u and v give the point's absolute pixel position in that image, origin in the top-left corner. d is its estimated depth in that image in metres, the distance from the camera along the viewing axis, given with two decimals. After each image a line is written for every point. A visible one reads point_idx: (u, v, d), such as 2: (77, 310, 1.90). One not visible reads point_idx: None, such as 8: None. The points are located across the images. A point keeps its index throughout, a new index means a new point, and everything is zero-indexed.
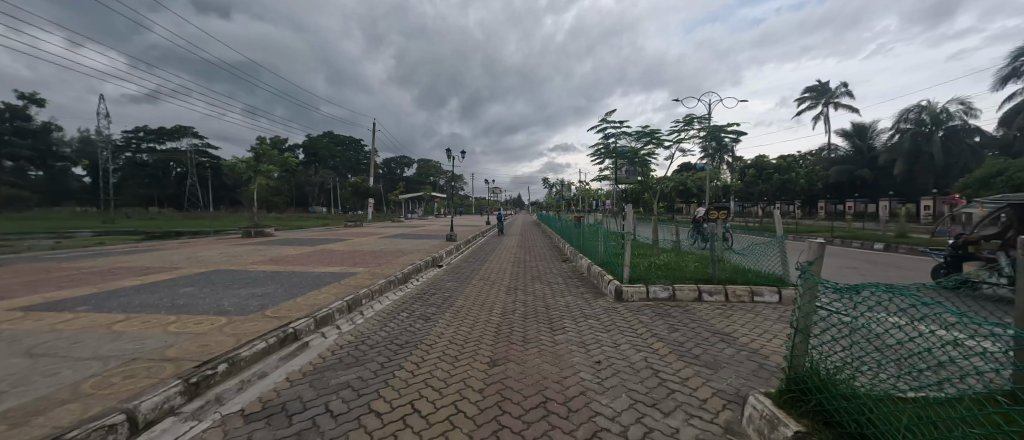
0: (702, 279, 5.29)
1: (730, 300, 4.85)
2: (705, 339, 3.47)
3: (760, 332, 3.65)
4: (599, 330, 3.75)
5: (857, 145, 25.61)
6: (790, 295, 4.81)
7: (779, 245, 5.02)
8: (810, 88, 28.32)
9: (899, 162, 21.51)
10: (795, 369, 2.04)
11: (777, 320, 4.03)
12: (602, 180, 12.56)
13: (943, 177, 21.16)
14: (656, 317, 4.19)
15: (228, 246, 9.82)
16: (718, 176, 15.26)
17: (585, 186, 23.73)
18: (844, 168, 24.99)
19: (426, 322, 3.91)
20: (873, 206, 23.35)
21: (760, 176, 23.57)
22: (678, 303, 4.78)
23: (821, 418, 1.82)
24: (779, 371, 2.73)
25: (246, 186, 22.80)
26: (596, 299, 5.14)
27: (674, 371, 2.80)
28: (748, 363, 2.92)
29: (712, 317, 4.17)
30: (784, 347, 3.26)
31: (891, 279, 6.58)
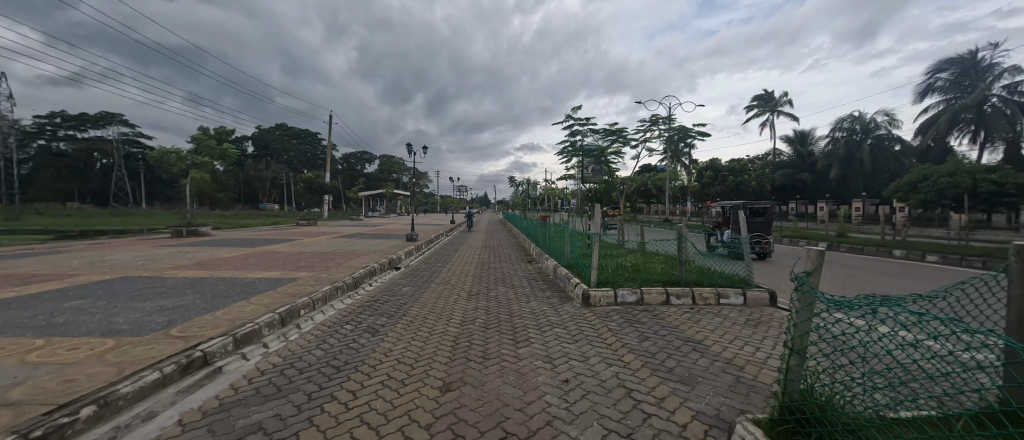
0: (669, 282, 5.15)
1: (698, 303, 4.74)
2: (677, 349, 3.27)
3: (730, 338, 3.50)
4: (565, 340, 3.45)
5: (798, 151, 27.35)
6: (753, 296, 4.76)
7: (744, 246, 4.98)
8: (756, 96, 30.00)
9: (836, 167, 23.23)
10: (789, 395, 1.89)
11: (746, 325, 3.92)
12: (568, 179, 12.43)
13: (869, 181, 22.78)
14: (625, 323, 3.97)
15: (152, 248, 8.69)
16: (677, 177, 15.62)
17: (550, 185, 23.73)
18: (788, 172, 26.72)
19: (374, 336, 3.43)
20: (814, 208, 25.09)
21: (715, 179, 25.02)
22: (646, 307, 4.60)
23: None
24: (758, 386, 2.54)
25: (182, 180, 20.76)
26: (562, 304, 4.85)
27: (648, 390, 2.54)
28: (725, 376, 2.72)
29: (680, 323, 3.99)
30: (756, 355, 3.11)
31: (841, 279, 6.84)
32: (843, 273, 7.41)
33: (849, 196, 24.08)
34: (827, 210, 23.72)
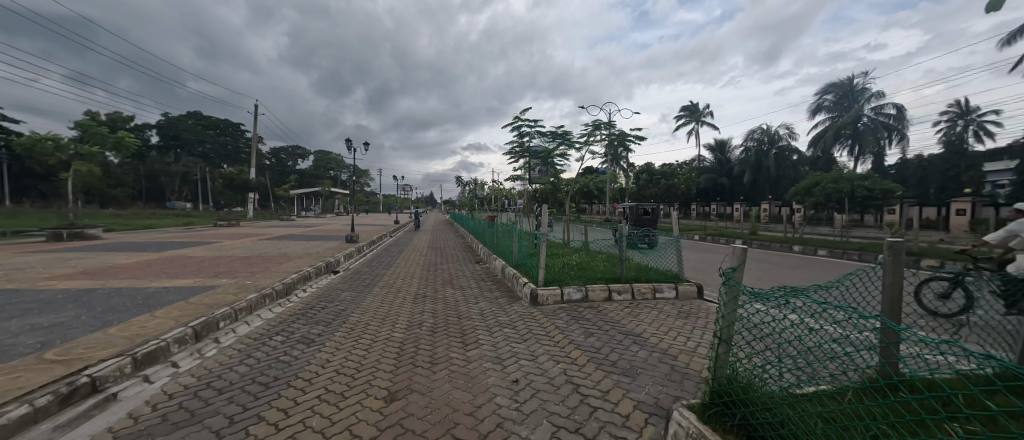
0: (611, 279, 5.39)
1: (636, 298, 5.01)
2: (620, 343, 3.40)
3: (667, 330, 3.73)
4: (514, 340, 3.44)
5: (719, 158, 30.25)
6: (684, 289, 5.13)
7: (677, 244, 5.37)
8: (684, 106, 32.70)
9: (749, 173, 26.11)
10: (718, 380, 2.07)
11: (679, 317, 4.22)
12: (514, 179, 12.54)
13: (776, 185, 25.83)
14: (572, 320, 4.05)
15: (19, 255, 7.23)
16: (617, 179, 16.49)
17: (495, 185, 23.82)
18: (710, 177, 29.51)
19: (308, 347, 3.15)
20: (731, 209, 27.98)
21: (649, 181, 26.95)
22: (591, 304, 4.75)
23: (745, 432, 1.85)
24: (690, 374, 2.73)
25: (64, 174, 17.66)
26: (510, 304, 4.85)
27: (594, 384, 2.60)
28: (662, 366, 2.89)
29: (621, 318, 4.17)
30: (688, 344, 3.35)
31: (755, 273, 7.68)
32: (757, 267, 8.33)
33: (759, 198, 27.14)
34: (742, 211, 26.59)
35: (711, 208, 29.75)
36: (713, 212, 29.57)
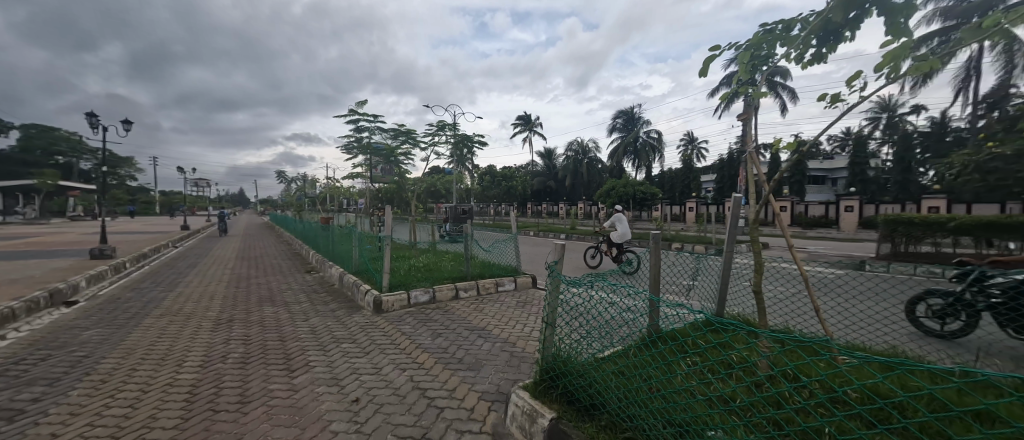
0: (458, 277, 5.53)
1: (481, 293, 5.28)
2: (466, 339, 3.53)
3: (508, 321, 4.07)
4: (354, 355, 3.16)
5: (548, 164, 34.66)
6: (522, 281, 5.72)
7: (515, 241, 5.93)
8: (519, 116, 36.11)
9: (571, 177, 30.80)
10: (546, 358, 2.46)
11: (518, 306, 4.67)
12: (353, 177, 11.51)
13: (589, 188, 31.28)
14: (420, 324, 3.99)
15: None
16: (462, 180, 17.04)
17: (330, 183, 21.33)
18: (542, 180, 33.55)
19: (21, 423, 2.16)
20: (558, 208, 32.48)
21: (492, 183, 29.20)
22: (438, 305, 4.77)
23: (566, 398, 2.27)
24: (526, 357, 3.06)
25: None
26: (350, 315, 4.45)
27: (441, 385, 2.63)
28: (503, 354, 3.14)
29: (468, 314, 4.33)
30: (525, 330, 3.75)
31: (576, 261, 9.15)
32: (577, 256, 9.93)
33: (578, 199, 32.36)
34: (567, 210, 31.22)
35: (543, 207, 33.87)
36: (545, 210, 33.73)
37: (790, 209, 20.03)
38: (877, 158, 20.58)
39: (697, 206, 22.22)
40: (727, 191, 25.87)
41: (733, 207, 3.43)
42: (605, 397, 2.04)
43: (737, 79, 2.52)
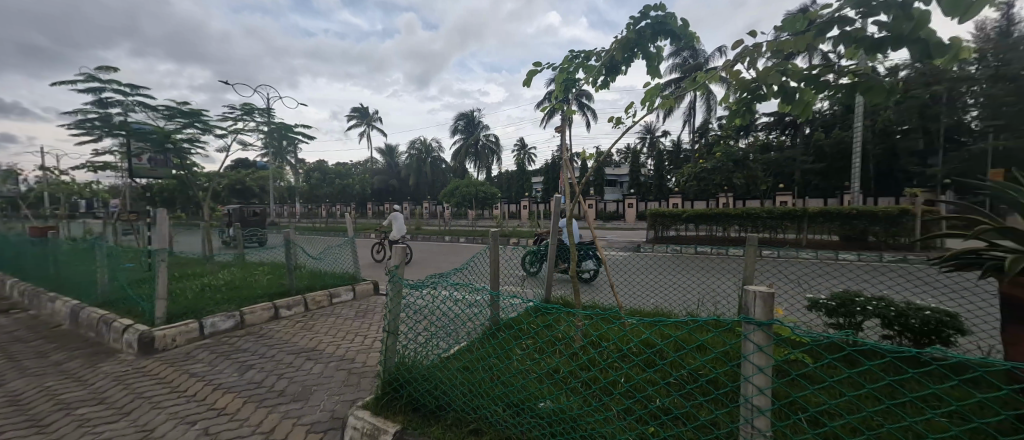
0: (278, 293, 4.58)
1: (311, 308, 4.50)
2: (289, 365, 2.92)
3: (345, 336, 3.58)
4: (103, 423, 2.23)
5: (388, 161, 32.77)
6: (361, 289, 5.18)
7: (351, 244, 5.39)
8: (354, 108, 32.94)
9: (414, 176, 29.97)
10: (388, 369, 2.28)
11: (358, 317, 4.20)
12: (103, 169, 8.26)
13: (432, 188, 31.08)
14: (220, 357, 3.11)
15: None
16: (282, 176, 14.44)
17: (60, 177, 14.84)
18: (383, 178, 31.61)
19: None
20: (402, 208, 31.21)
21: (322, 180, 25.89)
22: (248, 329, 3.79)
23: (410, 406, 2.16)
24: (367, 372, 2.76)
25: None
26: (97, 365, 3.12)
27: (252, 430, 2.12)
28: (339, 374, 2.75)
29: (292, 335, 3.62)
30: (366, 344, 3.37)
31: (424, 262, 8.90)
32: (424, 257, 9.68)
33: (423, 198, 31.83)
34: (411, 209, 30.30)
35: (385, 207, 31.98)
36: (387, 210, 31.89)
37: (597, 206, 24.54)
38: (648, 167, 27.31)
39: (530, 205, 24.84)
40: (552, 190, 29.86)
41: (556, 205, 3.93)
42: (453, 396, 2.03)
43: (554, 97, 2.91)
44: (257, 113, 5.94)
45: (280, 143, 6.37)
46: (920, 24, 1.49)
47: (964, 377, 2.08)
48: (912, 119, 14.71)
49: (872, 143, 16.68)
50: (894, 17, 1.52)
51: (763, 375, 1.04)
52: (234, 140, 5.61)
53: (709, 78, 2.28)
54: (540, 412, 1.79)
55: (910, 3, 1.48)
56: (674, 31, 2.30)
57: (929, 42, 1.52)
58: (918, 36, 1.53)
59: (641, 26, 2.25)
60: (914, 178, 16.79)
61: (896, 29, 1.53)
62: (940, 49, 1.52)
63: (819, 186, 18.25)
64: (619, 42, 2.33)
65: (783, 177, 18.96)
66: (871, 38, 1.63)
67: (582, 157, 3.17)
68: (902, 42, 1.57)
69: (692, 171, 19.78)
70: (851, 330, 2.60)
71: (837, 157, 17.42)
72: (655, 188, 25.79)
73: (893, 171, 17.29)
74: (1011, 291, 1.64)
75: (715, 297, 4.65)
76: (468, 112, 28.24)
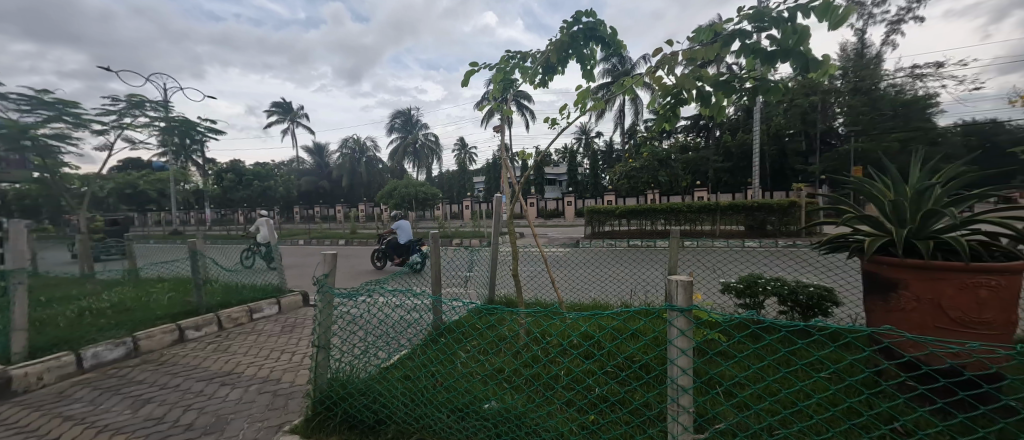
0: (184, 312, 4.01)
1: (225, 327, 4.00)
2: (197, 394, 2.56)
3: (268, 355, 3.24)
4: None
5: (317, 161, 30.43)
6: (287, 302, 4.73)
7: (274, 253, 4.93)
8: (274, 102, 30.07)
9: (346, 177, 28.16)
10: (319, 388, 2.09)
11: (283, 333, 3.82)
12: None
13: (367, 189, 29.50)
14: (106, 393, 2.63)
15: None
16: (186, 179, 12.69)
17: None
18: (310, 180, 29.27)
19: None
20: (333, 211, 29.16)
21: (238, 182, 23.28)
22: (145, 357, 3.26)
23: (346, 424, 2.00)
24: (296, 392, 2.52)
25: None
26: None
27: None
28: (261, 397, 2.47)
29: (201, 360, 3.18)
30: (293, 362, 3.07)
31: (359, 268, 8.39)
32: (360, 263, 9.12)
33: (356, 200, 30.05)
34: (343, 212, 28.42)
35: (314, 210, 29.63)
36: (316, 214, 29.58)
37: (536, 205, 25.11)
38: (583, 166, 28.60)
39: (471, 205, 24.67)
40: (493, 190, 29.94)
41: (497, 205, 3.93)
42: (393, 408, 1.92)
43: (492, 97, 2.90)
44: (149, 105, 5.13)
45: (180, 142, 5.57)
46: (802, 38, 1.72)
47: (841, 343, 2.46)
48: (798, 124, 17.16)
49: (769, 145, 19.15)
50: (782, 31, 1.74)
51: (686, 358, 1.09)
52: (119, 136, 4.79)
53: (635, 83, 2.43)
54: (485, 415, 1.77)
55: (794, 20, 1.70)
56: (604, 36, 2.41)
57: (809, 55, 1.75)
58: (802, 48, 1.76)
59: (573, 30, 2.33)
60: (800, 175, 19.59)
61: (785, 42, 1.76)
62: (818, 62, 1.76)
63: (729, 183, 20.51)
64: (554, 44, 2.39)
65: (699, 175, 21.00)
66: (767, 49, 1.84)
67: (521, 156, 3.21)
68: (789, 54, 1.80)
69: (623, 170, 21.09)
70: (756, 309, 2.95)
71: (741, 157, 19.70)
72: (590, 186, 27.09)
73: (785, 169, 20.01)
74: (870, 267, 1.97)
75: (646, 287, 4.99)
76: (403, 110, 27.25)
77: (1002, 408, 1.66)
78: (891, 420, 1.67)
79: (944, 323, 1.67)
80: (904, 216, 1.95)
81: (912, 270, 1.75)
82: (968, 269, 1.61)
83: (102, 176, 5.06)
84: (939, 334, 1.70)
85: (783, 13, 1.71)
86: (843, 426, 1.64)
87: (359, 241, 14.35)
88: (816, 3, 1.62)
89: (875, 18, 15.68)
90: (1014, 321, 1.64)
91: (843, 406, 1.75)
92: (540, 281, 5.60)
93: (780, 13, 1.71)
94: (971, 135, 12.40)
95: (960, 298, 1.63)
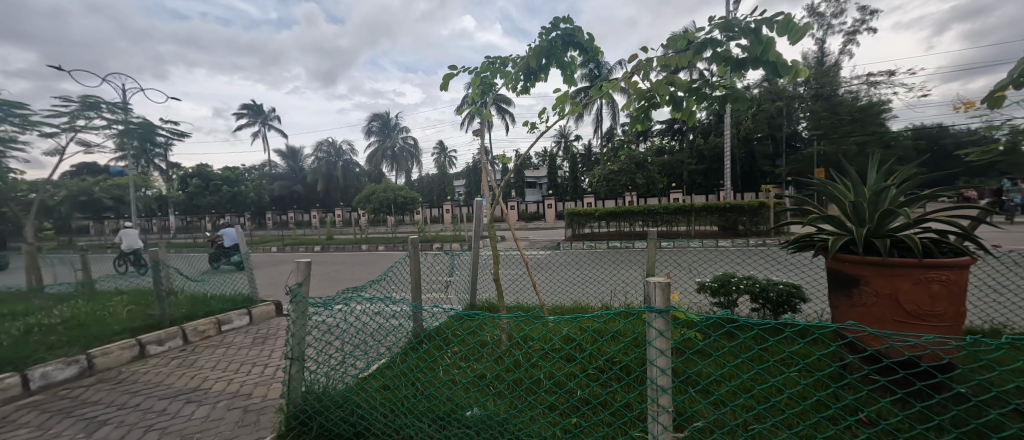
0: (146, 325, 3.79)
1: (191, 340, 3.80)
2: (159, 413, 2.41)
3: (237, 369, 3.09)
4: None
5: (290, 166, 29.54)
6: (259, 312, 4.55)
7: (245, 262, 4.74)
8: (244, 104, 29.03)
9: (321, 181, 27.39)
10: (293, 401, 2.01)
11: (254, 345, 3.67)
12: None
13: (344, 194, 28.81)
14: (56, 417, 2.44)
15: None
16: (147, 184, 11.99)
17: None
18: (283, 184, 28.26)
19: None
20: (308, 216, 28.27)
21: (205, 188, 22.28)
22: (101, 376, 3.05)
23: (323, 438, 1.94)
24: (268, 405, 2.42)
25: None
26: None
27: None
28: (231, 413, 2.36)
29: (164, 376, 3.01)
30: (264, 375, 2.95)
31: (336, 275, 8.16)
32: (337, 270, 8.90)
33: (332, 205, 29.25)
34: (319, 218, 27.60)
35: (287, 216, 28.61)
36: (290, 220, 28.57)
37: (517, 208, 25.12)
38: (563, 169, 28.88)
39: (451, 208, 24.48)
40: (473, 193, 29.81)
41: (478, 208, 3.91)
42: (372, 418, 1.86)
43: (470, 101, 2.90)
44: (105, 107, 4.83)
45: (140, 145, 5.27)
46: (769, 47, 1.80)
47: (809, 339, 2.57)
48: (765, 128, 17.95)
49: (739, 148, 19.90)
50: (750, 41, 1.82)
51: (664, 358, 1.11)
52: (72, 139, 4.49)
53: (612, 88, 2.47)
54: (467, 423, 1.75)
55: (760, 30, 1.78)
56: (582, 43, 2.45)
57: (777, 63, 1.83)
58: (770, 55, 1.84)
59: (552, 36, 2.35)
60: (767, 177, 20.46)
61: (754, 51, 1.83)
62: (786, 69, 1.83)
63: (702, 184, 21.18)
64: (532, 49, 2.41)
65: (674, 177, 21.59)
66: (738, 56, 1.91)
67: (500, 160, 3.21)
68: (758, 62, 1.88)
69: (601, 173, 21.45)
70: (729, 307, 3.05)
71: (713, 160, 20.39)
72: (570, 189, 27.37)
73: (755, 172, 20.84)
74: (834, 264, 2.06)
75: (625, 287, 5.08)
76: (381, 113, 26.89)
77: (954, 396, 1.77)
78: (856, 411, 1.75)
79: (901, 318, 1.77)
80: (863, 215, 2.06)
81: (872, 267, 1.85)
82: (922, 265, 1.71)
83: (53, 183, 4.73)
84: (898, 327, 1.80)
85: (750, 24, 1.78)
86: (812, 419, 1.71)
87: (336, 247, 13.94)
88: (778, 15, 1.70)
89: (833, 29, 16.66)
90: (963, 313, 1.76)
91: (812, 400, 1.82)
92: (521, 284, 5.61)
93: (748, 23, 1.78)
94: (920, 139, 13.31)
95: (915, 293, 1.74)
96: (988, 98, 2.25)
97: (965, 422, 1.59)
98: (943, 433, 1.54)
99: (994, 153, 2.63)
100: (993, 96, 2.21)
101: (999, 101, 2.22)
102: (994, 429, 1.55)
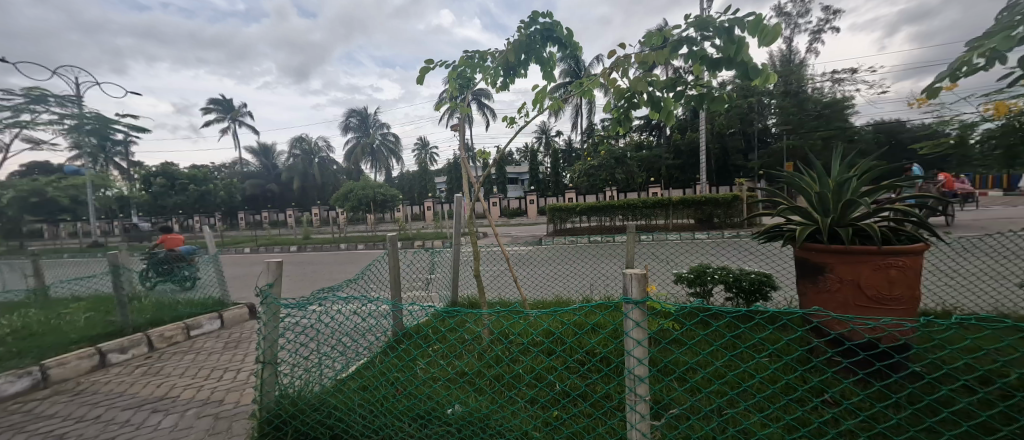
0: (107, 334, 3.56)
1: (156, 347, 3.62)
2: (123, 424, 2.30)
3: (207, 375, 2.97)
4: None
5: (263, 163, 28.33)
6: (231, 315, 4.39)
7: (213, 263, 4.53)
8: (213, 100, 27.72)
9: (296, 178, 26.55)
10: (266, 408, 1.94)
11: (224, 350, 3.52)
12: None
13: (321, 192, 27.90)
14: (7, 432, 2.29)
15: None
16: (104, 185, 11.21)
17: None
18: (255, 182, 27.19)
19: None
20: (282, 216, 27.32)
21: (170, 187, 21.09)
22: (51, 390, 2.84)
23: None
24: (239, 411, 2.34)
25: None
26: None
27: None
28: (202, 420, 2.27)
29: (126, 386, 2.85)
30: (236, 380, 2.85)
31: (315, 275, 7.95)
32: (315, 270, 8.62)
33: (309, 204, 28.37)
34: (295, 218, 26.80)
35: (262, 216, 27.61)
36: (264, 220, 27.56)
37: (500, 204, 25.06)
38: (544, 165, 28.94)
39: (433, 205, 24.10)
40: (455, 190, 29.50)
41: (459, 204, 3.84)
42: (349, 417, 1.82)
43: (448, 96, 2.86)
44: (54, 101, 4.54)
45: (98, 143, 4.98)
46: (740, 48, 1.84)
47: (778, 326, 2.71)
48: (738, 123, 18.37)
49: (714, 143, 20.47)
50: (724, 40, 1.85)
51: (640, 347, 1.12)
52: (15, 136, 4.17)
53: (591, 84, 2.48)
54: (448, 420, 1.73)
55: (733, 31, 1.83)
56: (561, 37, 2.44)
57: (750, 61, 1.88)
58: (742, 57, 1.88)
59: (530, 31, 2.34)
60: (740, 170, 21.11)
61: (726, 51, 1.88)
62: (759, 66, 1.87)
63: (680, 179, 21.66)
64: (511, 44, 2.39)
65: (653, 171, 22.05)
66: (712, 56, 1.95)
67: (481, 156, 3.17)
68: (731, 62, 1.92)
69: (582, 168, 21.64)
70: (705, 297, 3.11)
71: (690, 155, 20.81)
72: (552, 185, 27.46)
73: (729, 166, 21.42)
74: (801, 253, 2.14)
75: (605, 280, 5.21)
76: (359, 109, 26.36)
77: (909, 375, 1.90)
78: (822, 394, 1.84)
79: (864, 304, 1.87)
80: (827, 206, 2.15)
81: (837, 255, 1.92)
82: (881, 252, 1.80)
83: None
84: (860, 311, 1.90)
85: (724, 24, 1.82)
86: (781, 402, 1.79)
87: (315, 248, 13.50)
88: (749, 15, 1.74)
89: (800, 27, 17.33)
90: (919, 296, 1.87)
91: (781, 384, 1.91)
92: (504, 279, 5.68)
93: (721, 23, 1.82)
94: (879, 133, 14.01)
95: (875, 278, 1.83)
96: (929, 90, 2.34)
97: (919, 400, 1.70)
98: (901, 411, 1.64)
99: (943, 147, 2.78)
100: (932, 88, 2.30)
101: (937, 94, 2.32)
102: (946, 405, 1.66)
